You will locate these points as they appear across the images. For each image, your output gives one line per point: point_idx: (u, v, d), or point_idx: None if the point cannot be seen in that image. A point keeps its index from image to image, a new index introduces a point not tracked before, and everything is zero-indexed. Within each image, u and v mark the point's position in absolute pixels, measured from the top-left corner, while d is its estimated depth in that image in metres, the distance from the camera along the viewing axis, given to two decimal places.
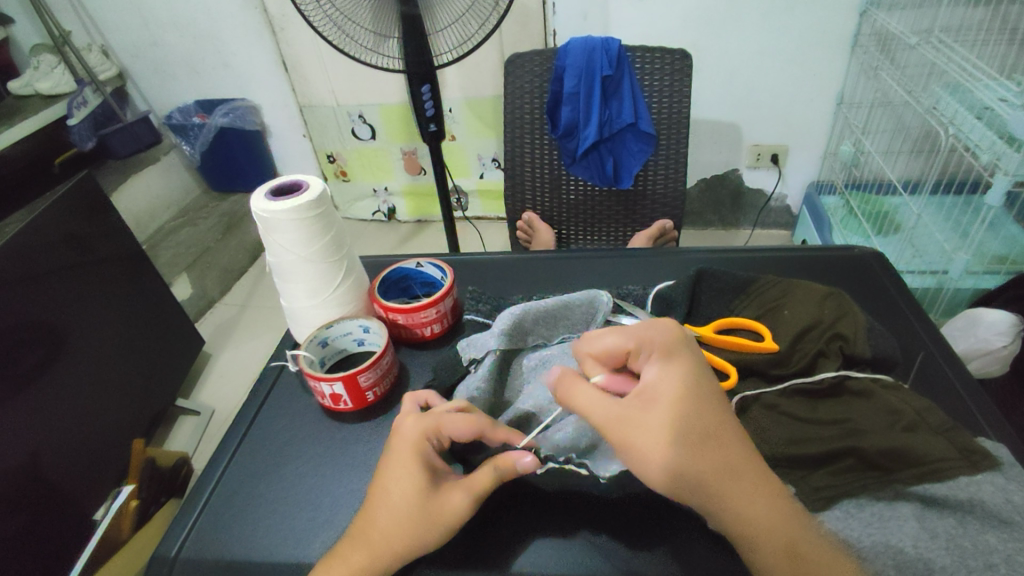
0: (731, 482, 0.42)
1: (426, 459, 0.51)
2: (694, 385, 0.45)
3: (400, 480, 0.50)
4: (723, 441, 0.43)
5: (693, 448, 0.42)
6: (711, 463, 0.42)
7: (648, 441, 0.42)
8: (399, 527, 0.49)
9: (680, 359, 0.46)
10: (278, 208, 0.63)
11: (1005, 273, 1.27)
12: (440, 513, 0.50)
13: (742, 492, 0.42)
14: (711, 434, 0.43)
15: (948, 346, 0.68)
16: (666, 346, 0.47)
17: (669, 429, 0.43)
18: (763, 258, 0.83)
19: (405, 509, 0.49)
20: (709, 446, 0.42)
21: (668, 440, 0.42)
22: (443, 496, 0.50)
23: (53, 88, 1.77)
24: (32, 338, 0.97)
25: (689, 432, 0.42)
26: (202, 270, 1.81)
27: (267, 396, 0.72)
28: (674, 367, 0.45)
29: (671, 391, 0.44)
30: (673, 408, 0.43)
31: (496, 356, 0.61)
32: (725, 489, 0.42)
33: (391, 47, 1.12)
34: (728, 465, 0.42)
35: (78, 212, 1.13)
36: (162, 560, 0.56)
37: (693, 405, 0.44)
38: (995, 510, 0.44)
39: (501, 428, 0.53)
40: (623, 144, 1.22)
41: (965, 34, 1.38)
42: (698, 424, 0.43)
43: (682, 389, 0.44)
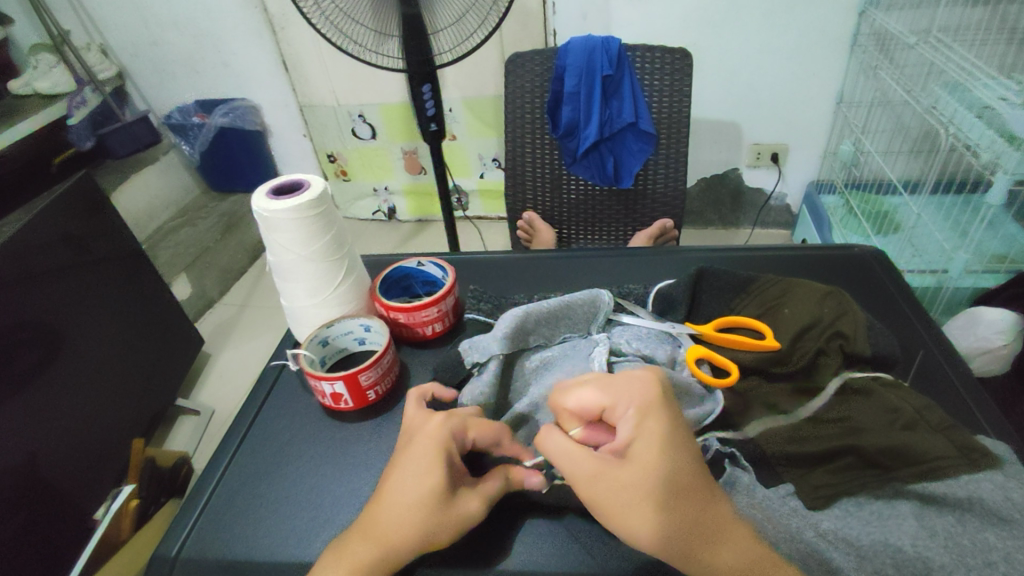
0: (704, 537, 0.42)
1: (450, 459, 0.51)
2: (670, 442, 0.44)
3: (424, 476, 0.49)
4: (698, 498, 0.43)
5: (662, 509, 0.42)
6: (681, 520, 0.42)
7: (620, 499, 0.43)
8: (414, 524, 0.48)
9: (656, 416, 0.45)
10: (278, 207, 0.63)
11: (1005, 272, 1.27)
12: (456, 515, 0.50)
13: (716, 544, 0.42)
14: (682, 492, 0.43)
15: (948, 344, 0.68)
16: (643, 403, 0.46)
17: (639, 490, 0.43)
18: (764, 257, 0.83)
19: (424, 506, 0.48)
20: (681, 504, 0.42)
21: (639, 501, 0.43)
22: (461, 499, 0.50)
23: (52, 88, 1.77)
24: (31, 339, 0.97)
25: (660, 493, 0.42)
26: (202, 270, 1.82)
27: (268, 396, 0.72)
28: (649, 425, 0.45)
29: (644, 450, 0.44)
30: (645, 468, 0.43)
31: (499, 361, 0.62)
32: (697, 544, 0.42)
33: (391, 47, 1.12)
34: (700, 522, 0.42)
35: (77, 211, 1.12)
36: (162, 561, 0.56)
37: (666, 464, 0.43)
38: (995, 508, 0.44)
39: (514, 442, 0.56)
40: (623, 144, 1.22)
41: (964, 33, 1.38)
42: (669, 484, 0.43)
43: (656, 449, 0.44)
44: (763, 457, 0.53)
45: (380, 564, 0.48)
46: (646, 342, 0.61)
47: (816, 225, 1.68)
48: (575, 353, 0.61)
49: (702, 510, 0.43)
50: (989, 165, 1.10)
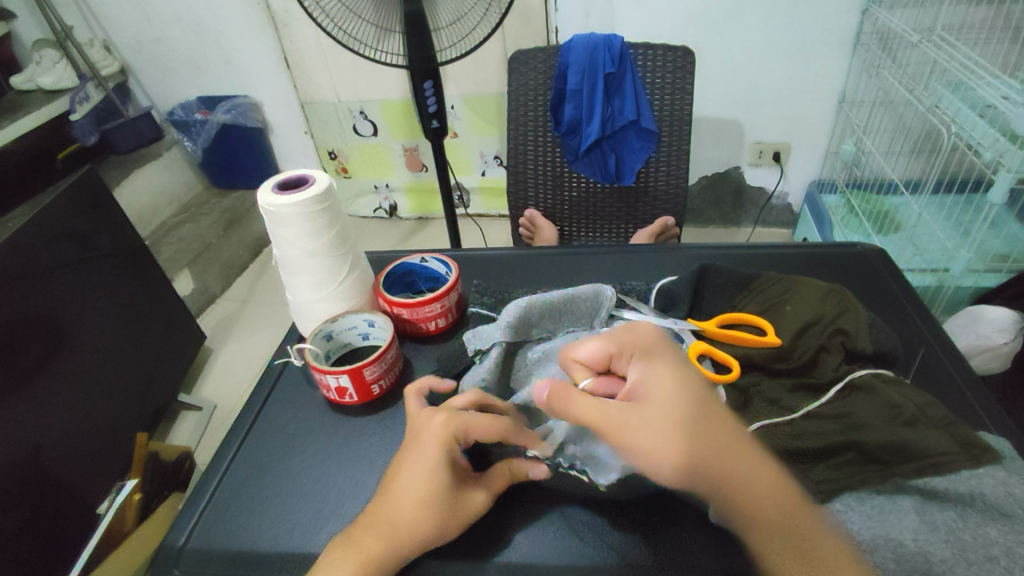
0: (733, 462, 0.43)
1: (451, 462, 0.52)
2: (682, 377, 0.46)
3: (428, 480, 0.50)
4: (722, 433, 0.44)
5: (690, 437, 0.42)
6: (710, 447, 0.43)
7: (659, 435, 0.42)
8: (420, 523, 0.50)
9: (664, 356, 0.47)
10: (284, 202, 0.63)
11: (1006, 272, 1.27)
12: (460, 512, 0.52)
13: (744, 471, 0.43)
14: (705, 420, 0.43)
15: (949, 341, 0.68)
16: (650, 348, 0.48)
17: (662, 418, 0.43)
18: (767, 255, 0.83)
19: (429, 505, 0.50)
20: (707, 431, 0.43)
21: (673, 433, 0.42)
22: (464, 496, 0.52)
23: (55, 84, 1.78)
24: (34, 333, 0.98)
25: (682, 421, 0.43)
26: (204, 266, 1.85)
27: (273, 390, 0.72)
28: (661, 363, 0.46)
29: (661, 384, 0.45)
30: (665, 400, 0.44)
31: (501, 346, 0.62)
32: (726, 470, 0.42)
33: (395, 43, 1.12)
34: (730, 454, 0.43)
35: (81, 207, 1.13)
36: (169, 551, 0.57)
37: (684, 395, 0.44)
38: (995, 503, 0.44)
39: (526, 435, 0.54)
40: (625, 141, 1.22)
41: (968, 32, 1.38)
42: (690, 414, 0.43)
43: (677, 384, 0.45)
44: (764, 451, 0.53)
45: (387, 559, 0.49)
46: None
47: (818, 224, 1.68)
48: (577, 344, 0.62)
49: (726, 438, 0.44)
50: (991, 164, 1.10)
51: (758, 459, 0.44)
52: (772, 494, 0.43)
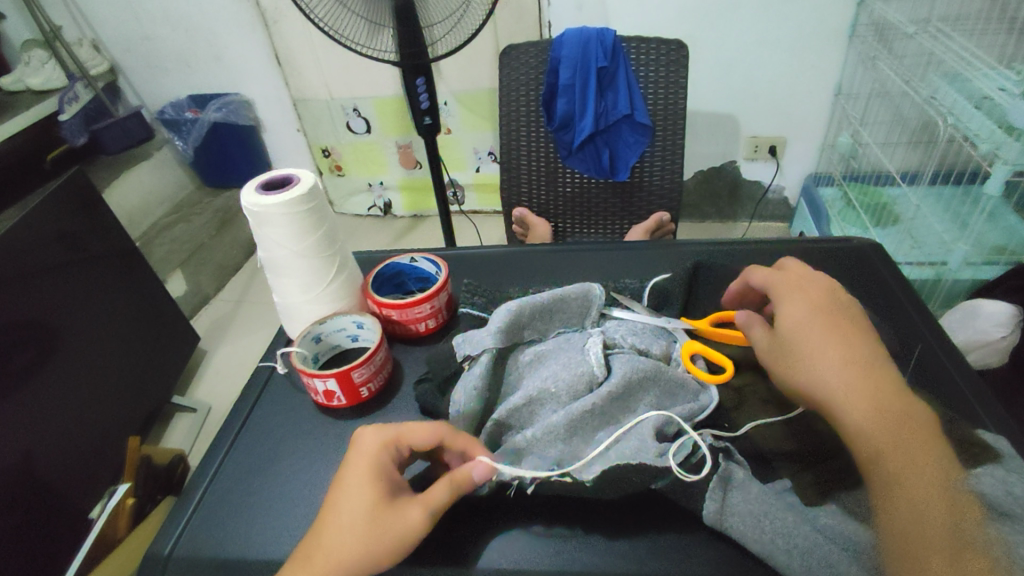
0: (836, 381, 0.50)
1: (385, 474, 0.50)
2: (822, 316, 0.54)
3: (359, 489, 0.49)
4: (855, 359, 0.51)
5: (799, 358, 0.52)
6: (820, 363, 0.51)
7: (786, 358, 0.54)
8: (351, 542, 0.47)
9: (813, 296, 0.56)
10: (268, 203, 0.62)
11: (1004, 264, 1.26)
12: (396, 530, 0.48)
13: (846, 392, 0.49)
14: (816, 342, 0.52)
15: (946, 335, 0.67)
16: (797, 293, 0.57)
17: (786, 337, 0.54)
18: (761, 250, 0.82)
19: (355, 524, 0.47)
20: (815, 355, 0.52)
21: (794, 355, 0.53)
22: (395, 514, 0.48)
23: (43, 84, 1.76)
24: (23, 338, 0.96)
25: (796, 341, 0.53)
26: (197, 267, 1.82)
27: (260, 395, 0.71)
28: (805, 299, 0.57)
29: (794, 312, 0.55)
30: (791, 323, 0.55)
31: (491, 351, 0.59)
32: (823, 386, 0.50)
33: (386, 40, 1.11)
34: (849, 374, 0.50)
35: (69, 209, 1.11)
36: (155, 559, 0.55)
37: (811, 323, 0.54)
38: (997, 502, 0.43)
39: (461, 436, 0.53)
40: (619, 136, 1.21)
41: (963, 23, 1.37)
42: (802, 339, 0.53)
43: (808, 320, 0.54)
44: (760, 453, 0.53)
45: None
46: (642, 335, 0.61)
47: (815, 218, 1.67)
48: (569, 346, 0.61)
49: (835, 362, 0.51)
50: (989, 156, 1.10)
51: (867, 389, 0.49)
52: (861, 420, 0.47)
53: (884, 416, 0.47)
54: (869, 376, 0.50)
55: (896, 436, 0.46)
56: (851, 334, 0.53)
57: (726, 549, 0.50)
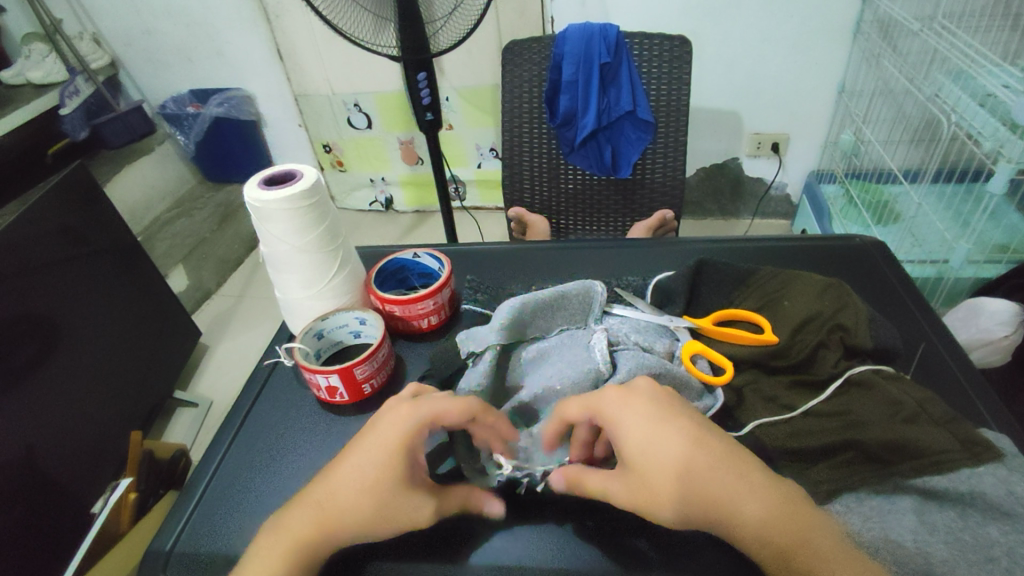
0: (709, 490, 0.41)
1: (412, 450, 0.49)
2: (664, 425, 0.45)
3: (379, 465, 0.48)
4: (724, 464, 0.42)
5: (664, 483, 0.43)
6: (675, 487, 0.43)
7: (654, 499, 0.44)
8: (359, 510, 0.47)
9: (633, 399, 0.47)
10: (270, 198, 0.62)
11: (1007, 263, 1.26)
12: (406, 513, 0.48)
13: (726, 498, 0.41)
14: (674, 457, 0.43)
15: (948, 334, 0.67)
16: (632, 403, 0.47)
17: (636, 479, 0.45)
18: (763, 247, 0.82)
19: (371, 495, 0.47)
20: (685, 475, 0.42)
21: (659, 493, 0.44)
22: (412, 499, 0.48)
23: (44, 78, 1.74)
24: (25, 333, 0.96)
25: (645, 471, 0.44)
26: (199, 261, 1.83)
27: (262, 390, 0.71)
28: (640, 410, 0.46)
29: (631, 434, 0.45)
30: (631, 452, 0.45)
31: (496, 347, 0.60)
32: (707, 508, 0.41)
33: (389, 35, 1.10)
34: (720, 488, 0.41)
35: (72, 203, 1.11)
36: (156, 554, 0.56)
37: (650, 438, 0.45)
38: (996, 502, 0.44)
39: (493, 419, 0.53)
40: (621, 133, 1.21)
41: (967, 20, 1.35)
42: (659, 463, 0.44)
43: (657, 444, 0.44)
44: (763, 450, 0.52)
45: (313, 543, 0.47)
46: (644, 333, 0.61)
47: (816, 215, 1.67)
48: (573, 344, 0.61)
49: (718, 481, 0.41)
50: (993, 154, 1.09)
51: (745, 484, 0.41)
52: (760, 525, 0.40)
53: (781, 498, 0.41)
54: (738, 464, 0.42)
55: (792, 535, 0.40)
56: (692, 429, 0.44)
57: (722, 550, 0.50)
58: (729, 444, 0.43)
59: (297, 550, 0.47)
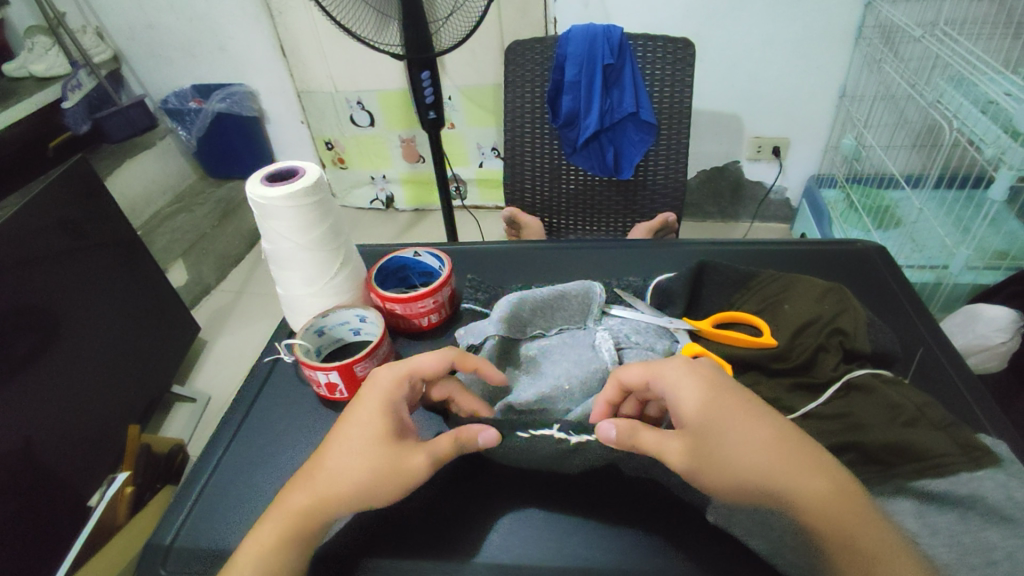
0: (768, 464, 0.42)
1: (395, 409, 0.53)
2: (730, 397, 0.46)
3: (369, 424, 0.51)
4: (788, 439, 0.43)
5: (729, 446, 0.44)
6: (735, 454, 0.43)
7: (715, 462, 0.44)
8: (355, 470, 0.49)
9: (698, 370, 0.48)
10: (273, 195, 0.62)
11: (1005, 271, 1.27)
12: (398, 466, 0.50)
13: (783, 471, 0.42)
14: (743, 425, 0.44)
15: (947, 340, 0.68)
16: (697, 372, 0.48)
17: (697, 440, 0.45)
18: (764, 251, 0.82)
19: (365, 454, 0.50)
20: (752, 444, 0.43)
21: (721, 455, 0.44)
22: (403, 452, 0.50)
23: (47, 71, 1.75)
24: (24, 325, 0.96)
25: (709, 432, 0.45)
26: (199, 257, 1.82)
27: (263, 386, 0.71)
28: (705, 380, 0.48)
29: (693, 399, 0.47)
30: (694, 415, 0.46)
31: (496, 338, 0.61)
32: (773, 479, 0.42)
33: (392, 34, 1.10)
34: (786, 460, 0.42)
35: (72, 197, 1.11)
36: (156, 549, 0.56)
37: (717, 407, 0.46)
38: (997, 507, 0.44)
39: (470, 357, 0.57)
40: (623, 134, 1.21)
41: (969, 27, 1.35)
42: (724, 427, 0.44)
43: (724, 411, 0.45)
44: None
45: (305, 514, 0.48)
46: (645, 335, 0.62)
47: (816, 219, 1.67)
48: (574, 343, 0.62)
49: (784, 456, 0.42)
50: (994, 161, 1.09)
51: (808, 462, 0.42)
52: (821, 502, 0.41)
53: (839, 483, 0.42)
54: (798, 446, 0.43)
55: (851, 517, 0.40)
56: (754, 405, 0.46)
57: (724, 550, 0.50)
58: (787, 425, 0.45)
59: (295, 528, 0.48)
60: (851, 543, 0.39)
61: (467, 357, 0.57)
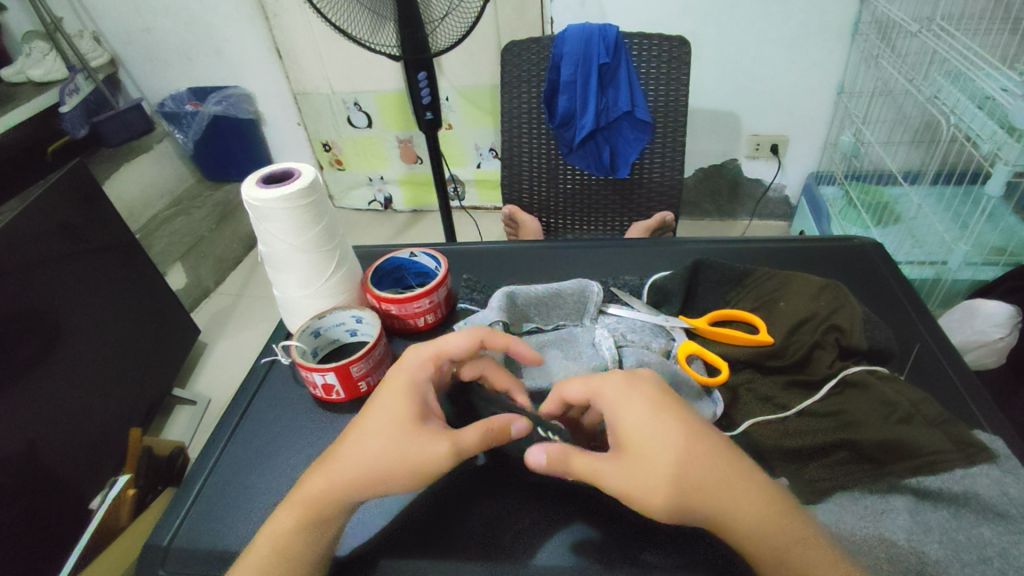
0: (702, 485, 0.43)
1: (419, 392, 0.53)
2: (665, 415, 0.46)
3: (392, 406, 0.51)
4: (722, 459, 0.44)
5: (662, 467, 0.44)
6: (676, 480, 0.43)
7: (645, 482, 0.44)
8: (373, 453, 0.49)
9: (639, 389, 0.48)
10: (268, 196, 0.62)
11: (1004, 264, 1.27)
12: (416, 453, 0.49)
13: (717, 492, 0.43)
14: (676, 446, 0.44)
15: (944, 335, 0.68)
16: (634, 386, 0.48)
17: (636, 462, 0.45)
18: (761, 248, 0.82)
19: (386, 436, 0.49)
20: (691, 464, 0.44)
21: (653, 474, 0.44)
22: (425, 436, 0.49)
23: (45, 76, 1.74)
24: (26, 329, 0.96)
25: (643, 451, 0.45)
26: (198, 260, 1.83)
27: (260, 387, 0.71)
28: (640, 396, 0.47)
29: (633, 419, 0.46)
30: (633, 437, 0.46)
31: (499, 324, 0.61)
32: (705, 500, 0.43)
33: (389, 34, 1.09)
34: (721, 480, 0.43)
35: (71, 201, 1.11)
36: (153, 551, 0.56)
37: (656, 425, 0.46)
38: (990, 502, 0.44)
39: (499, 334, 0.57)
40: (620, 133, 1.20)
41: (966, 23, 1.35)
42: (659, 446, 0.45)
43: (660, 430, 0.45)
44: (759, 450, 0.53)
45: (320, 499, 0.49)
46: (642, 334, 0.62)
47: (815, 216, 1.67)
48: (573, 340, 0.62)
49: (720, 476, 0.43)
50: (990, 156, 1.09)
51: (743, 483, 0.43)
52: (751, 523, 0.42)
53: (773, 504, 0.43)
54: (733, 466, 0.44)
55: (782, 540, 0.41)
56: (692, 422, 0.46)
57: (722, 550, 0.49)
58: (723, 443, 0.45)
59: (306, 512, 0.48)
60: (784, 560, 0.41)
61: (496, 337, 0.57)
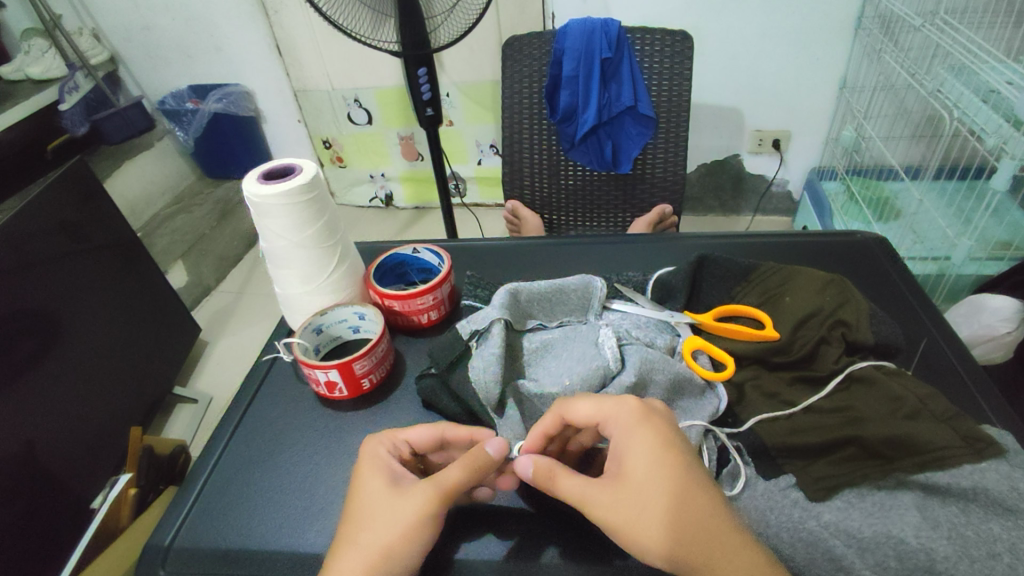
0: (698, 538, 0.43)
1: (391, 462, 0.53)
2: (665, 462, 0.46)
3: (371, 481, 0.51)
4: (714, 516, 0.43)
5: (661, 516, 0.44)
6: (669, 526, 0.43)
7: (646, 525, 0.44)
8: (370, 525, 0.48)
9: (649, 424, 0.48)
10: (268, 193, 0.61)
11: (1009, 260, 1.26)
12: (403, 510, 0.48)
13: (710, 550, 0.42)
14: (672, 499, 0.44)
15: (951, 330, 0.67)
16: (637, 423, 0.48)
17: (625, 497, 0.46)
18: (765, 243, 0.82)
19: (378, 508, 0.49)
20: (689, 519, 0.43)
21: (652, 517, 0.44)
22: (410, 494, 0.49)
23: (43, 73, 1.75)
24: (24, 328, 0.96)
25: (643, 492, 0.45)
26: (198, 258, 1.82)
27: (261, 384, 0.71)
28: (642, 433, 0.47)
29: (638, 455, 0.46)
30: (635, 476, 0.46)
31: (502, 322, 0.60)
32: (703, 558, 0.42)
33: (390, 30, 1.09)
34: (717, 537, 0.42)
35: (69, 199, 1.10)
36: (154, 550, 0.55)
37: (659, 469, 0.46)
38: (1000, 498, 0.44)
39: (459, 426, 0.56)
40: (622, 128, 1.20)
41: (969, 16, 1.34)
42: (658, 492, 0.45)
43: (659, 477, 0.45)
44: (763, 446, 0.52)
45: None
46: (645, 329, 0.61)
47: (818, 212, 1.66)
48: (578, 337, 0.61)
49: (716, 535, 0.42)
50: (995, 150, 1.08)
51: (737, 543, 0.42)
52: None
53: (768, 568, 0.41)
54: (726, 525, 0.43)
55: None
56: (689, 472, 0.45)
57: None
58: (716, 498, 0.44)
59: None
60: None
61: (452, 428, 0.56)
